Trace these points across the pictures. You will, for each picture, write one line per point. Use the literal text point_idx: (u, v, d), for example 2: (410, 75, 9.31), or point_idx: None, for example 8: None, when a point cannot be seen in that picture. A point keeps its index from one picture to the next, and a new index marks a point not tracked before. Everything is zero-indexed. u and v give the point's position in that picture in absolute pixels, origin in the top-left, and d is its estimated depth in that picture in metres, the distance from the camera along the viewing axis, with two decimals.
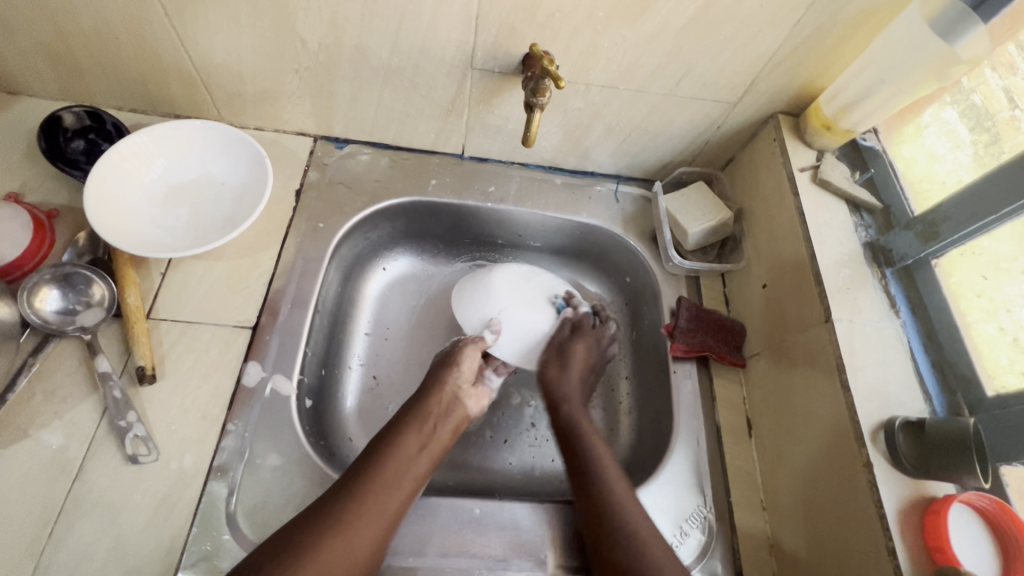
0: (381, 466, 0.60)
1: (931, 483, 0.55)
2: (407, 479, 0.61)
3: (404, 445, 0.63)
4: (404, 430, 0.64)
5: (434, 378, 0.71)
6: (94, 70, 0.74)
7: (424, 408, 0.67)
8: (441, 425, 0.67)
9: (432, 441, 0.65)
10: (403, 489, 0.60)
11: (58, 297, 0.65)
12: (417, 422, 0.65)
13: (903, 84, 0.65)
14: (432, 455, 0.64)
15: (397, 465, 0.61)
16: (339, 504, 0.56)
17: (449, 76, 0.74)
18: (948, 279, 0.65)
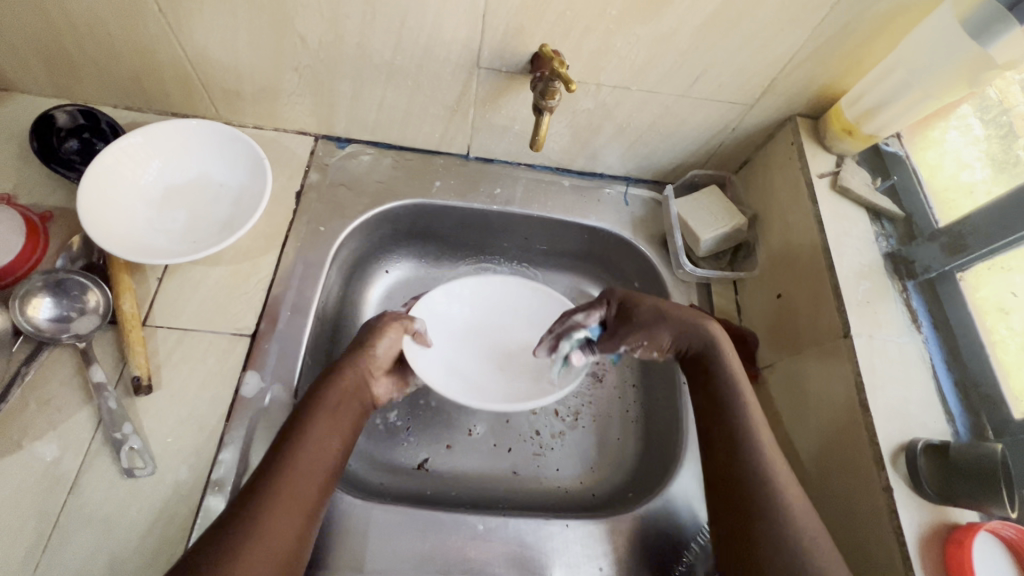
0: (291, 465, 0.53)
1: (953, 509, 0.53)
2: (318, 474, 0.54)
3: (313, 438, 0.56)
4: (312, 421, 0.57)
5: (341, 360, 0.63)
6: (87, 67, 0.71)
7: (331, 393, 0.60)
8: (350, 411, 0.60)
9: (342, 430, 0.59)
10: (315, 487, 0.54)
11: (50, 305, 0.63)
12: (327, 410, 0.58)
13: (931, 88, 0.62)
14: (341, 446, 0.58)
15: (309, 460, 0.54)
16: (253, 511, 0.49)
17: (455, 75, 0.71)
18: (973, 293, 0.62)
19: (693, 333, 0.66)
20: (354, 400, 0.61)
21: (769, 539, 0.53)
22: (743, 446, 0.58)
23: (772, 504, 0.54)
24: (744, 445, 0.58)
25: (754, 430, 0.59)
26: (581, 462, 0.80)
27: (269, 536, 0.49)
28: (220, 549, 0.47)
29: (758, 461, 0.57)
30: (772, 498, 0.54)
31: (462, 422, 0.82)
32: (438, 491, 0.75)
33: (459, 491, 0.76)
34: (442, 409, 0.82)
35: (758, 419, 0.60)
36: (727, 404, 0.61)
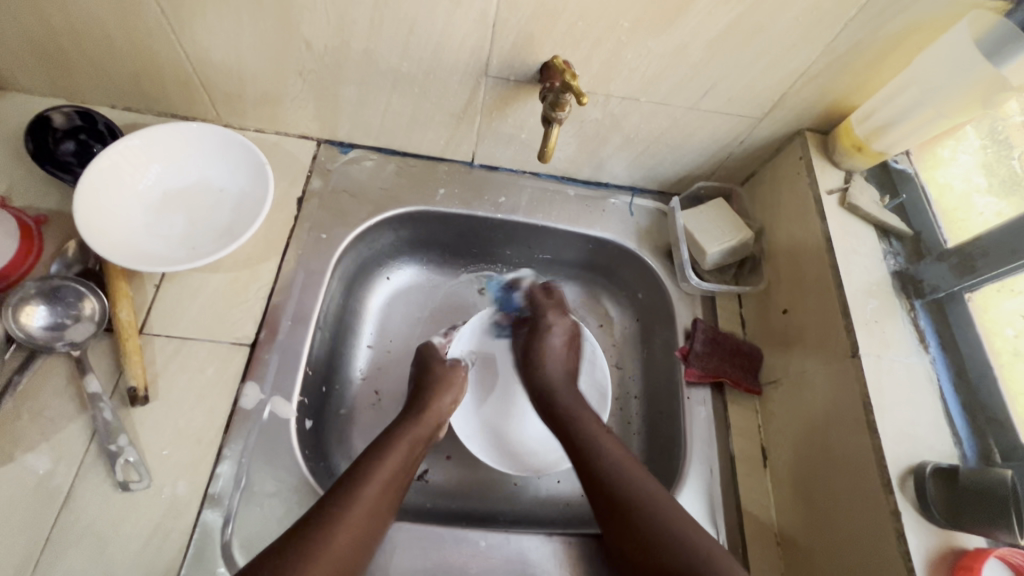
0: (361, 491, 0.57)
1: (961, 534, 0.53)
2: (385, 501, 0.59)
3: (389, 464, 0.62)
4: (388, 449, 0.63)
5: (421, 400, 0.71)
6: (86, 67, 0.70)
7: (407, 430, 0.67)
8: (419, 448, 0.67)
9: (410, 463, 0.64)
10: (380, 516, 0.58)
11: (45, 313, 0.62)
12: (403, 444, 0.65)
13: (943, 107, 0.62)
14: (406, 479, 0.63)
15: (381, 486, 0.59)
16: (325, 528, 0.53)
17: (462, 84, 0.70)
18: (982, 314, 0.63)
19: (564, 397, 0.74)
20: (423, 439, 0.68)
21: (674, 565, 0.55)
22: (617, 481, 0.62)
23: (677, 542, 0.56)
24: (617, 484, 0.61)
25: (628, 469, 0.63)
26: None
27: (332, 555, 0.52)
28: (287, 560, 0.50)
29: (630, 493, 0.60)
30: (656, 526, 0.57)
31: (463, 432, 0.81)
32: (438, 504, 0.74)
33: (458, 503, 0.75)
34: None
35: (648, 484, 0.61)
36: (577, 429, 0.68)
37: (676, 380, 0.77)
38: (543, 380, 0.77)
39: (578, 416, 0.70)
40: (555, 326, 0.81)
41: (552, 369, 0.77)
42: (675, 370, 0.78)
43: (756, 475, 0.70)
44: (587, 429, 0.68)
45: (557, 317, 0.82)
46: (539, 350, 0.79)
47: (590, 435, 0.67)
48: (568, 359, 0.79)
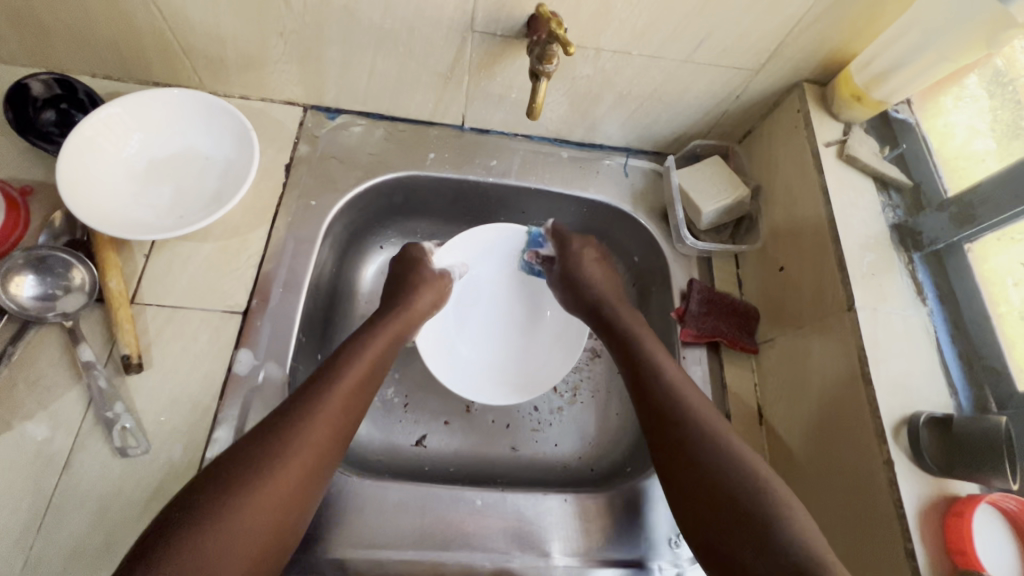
0: (327, 389, 0.58)
1: (954, 482, 0.53)
2: (354, 398, 0.59)
3: (360, 359, 0.62)
4: (358, 347, 0.63)
5: (402, 291, 0.72)
6: (61, 34, 0.68)
7: (384, 325, 0.68)
8: (393, 346, 0.67)
9: (383, 359, 0.65)
10: (348, 415, 0.58)
11: (34, 283, 0.61)
12: (372, 340, 0.65)
13: (947, 50, 0.59)
14: (380, 374, 0.64)
15: (351, 382, 0.60)
16: (292, 421, 0.54)
17: (448, 41, 0.68)
18: (982, 265, 0.62)
19: (622, 308, 0.74)
20: (400, 335, 0.68)
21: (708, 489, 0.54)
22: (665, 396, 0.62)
23: (725, 471, 0.55)
24: (668, 402, 0.61)
25: (682, 390, 0.62)
26: (579, 436, 0.80)
27: (302, 447, 0.53)
28: (253, 457, 0.51)
29: (683, 414, 0.60)
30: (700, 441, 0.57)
31: (460, 398, 0.81)
32: (436, 467, 0.75)
33: (456, 465, 0.76)
34: (439, 384, 0.81)
35: (697, 399, 0.61)
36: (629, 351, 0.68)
37: (673, 341, 0.77)
38: (596, 296, 0.76)
39: (641, 337, 0.69)
40: (584, 254, 0.79)
41: (616, 307, 0.74)
42: (671, 331, 0.77)
43: (751, 433, 0.70)
44: (648, 347, 0.67)
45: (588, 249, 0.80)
46: (584, 275, 0.77)
47: (654, 349, 0.67)
48: (614, 284, 0.79)
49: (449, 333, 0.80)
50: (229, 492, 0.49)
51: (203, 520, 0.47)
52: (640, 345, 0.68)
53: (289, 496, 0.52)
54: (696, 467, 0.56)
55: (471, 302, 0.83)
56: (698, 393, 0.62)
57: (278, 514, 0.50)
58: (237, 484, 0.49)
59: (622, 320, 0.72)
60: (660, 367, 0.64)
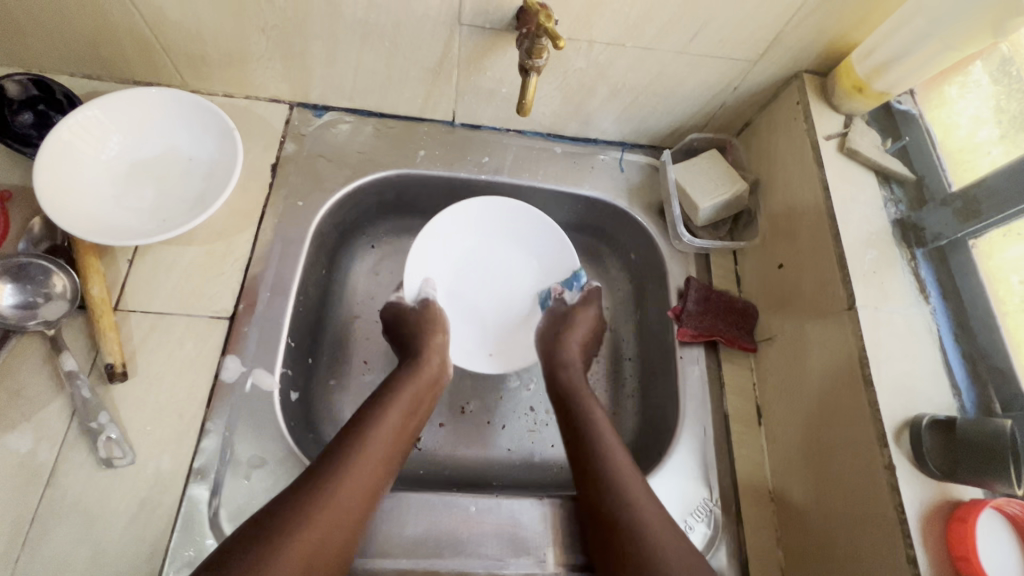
0: (359, 451, 0.57)
1: (957, 486, 0.52)
2: (388, 446, 0.59)
3: (390, 418, 0.61)
4: (392, 399, 0.63)
5: (418, 346, 0.70)
6: (36, 33, 0.66)
7: (413, 377, 0.67)
8: (427, 396, 0.67)
9: (413, 414, 0.64)
10: (377, 480, 0.57)
11: (13, 291, 0.60)
12: (406, 392, 0.65)
13: (952, 39, 0.57)
14: (409, 431, 0.63)
15: (385, 437, 0.60)
16: (331, 481, 0.54)
17: (435, 34, 0.65)
18: (986, 262, 0.60)
19: (579, 377, 0.71)
20: (428, 388, 0.68)
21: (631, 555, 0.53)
22: (601, 469, 0.60)
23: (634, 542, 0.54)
24: (595, 467, 0.60)
25: (606, 453, 0.61)
26: None
27: (332, 511, 0.52)
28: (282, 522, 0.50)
29: (608, 478, 0.59)
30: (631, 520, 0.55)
31: (454, 399, 0.80)
32: (431, 470, 0.74)
33: (451, 469, 0.75)
34: None
35: (632, 474, 0.59)
36: (575, 411, 0.66)
37: (670, 339, 0.75)
38: (559, 359, 0.72)
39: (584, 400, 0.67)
40: (582, 313, 0.76)
41: (574, 372, 0.71)
42: (668, 330, 0.76)
43: (750, 434, 0.69)
44: (595, 413, 0.66)
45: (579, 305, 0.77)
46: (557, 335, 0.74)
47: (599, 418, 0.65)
48: (585, 351, 0.75)
49: (451, 309, 0.79)
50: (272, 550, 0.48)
51: None
52: (580, 401, 0.68)
53: (328, 556, 0.51)
54: (613, 534, 0.55)
55: (470, 274, 0.81)
56: (626, 461, 0.61)
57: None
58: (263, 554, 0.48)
59: (565, 382, 0.70)
60: (597, 428, 0.64)
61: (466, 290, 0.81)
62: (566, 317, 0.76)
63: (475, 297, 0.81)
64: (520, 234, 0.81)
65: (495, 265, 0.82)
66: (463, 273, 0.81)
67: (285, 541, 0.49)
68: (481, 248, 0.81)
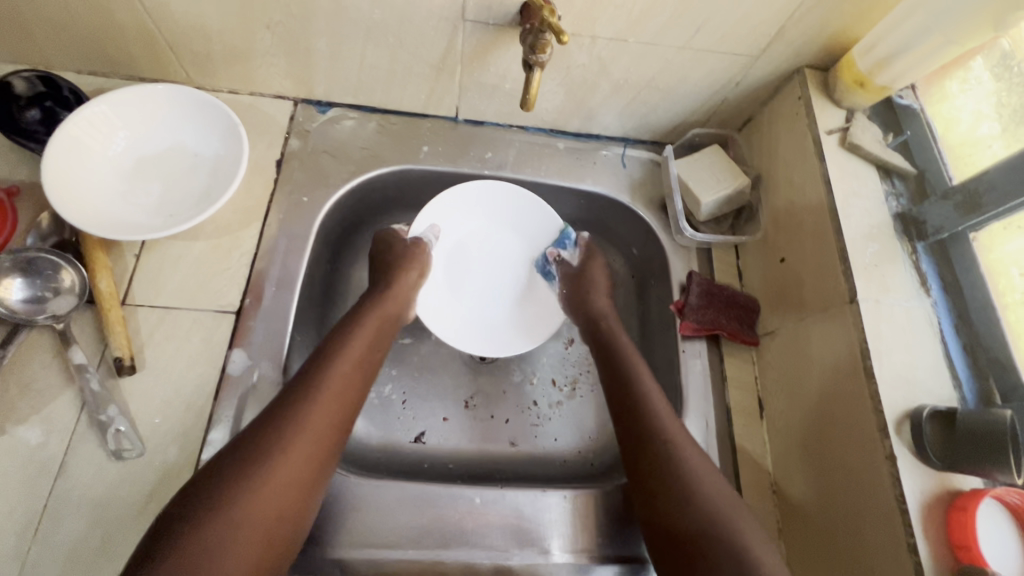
0: (315, 390, 0.56)
1: (957, 476, 0.53)
2: (349, 385, 0.59)
3: (347, 356, 0.61)
4: (348, 337, 0.62)
5: (386, 280, 0.70)
6: (42, 29, 0.66)
7: (369, 316, 0.66)
8: (384, 332, 0.66)
9: (372, 351, 0.63)
10: (340, 418, 0.57)
11: (22, 286, 0.60)
12: (362, 331, 0.64)
13: (953, 33, 0.57)
14: (371, 365, 0.63)
15: (344, 372, 0.59)
16: (286, 415, 0.54)
17: (439, 30, 0.66)
18: (987, 255, 0.60)
19: (616, 326, 0.73)
20: (384, 324, 0.67)
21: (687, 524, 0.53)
22: (657, 435, 0.59)
23: (689, 504, 0.54)
24: (656, 434, 0.59)
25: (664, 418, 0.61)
26: (579, 430, 0.80)
27: (297, 451, 0.52)
28: (242, 462, 0.50)
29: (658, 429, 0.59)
30: (682, 488, 0.55)
31: (458, 394, 0.81)
32: (436, 464, 0.75)
33: (455, 462, 0.76)
34: (436, 380, 0.81)
35: (689, 447, 0.58)
36: (635, 382, 0.64)
37: (672, 334, 0.76)
38: (595, 313, 0.74)
39: (619, 349, 0.69)
40: (598, 270, 0.79)
41: (612, 325, 0.73)
42: (671, 325, 0.76)
43: (751, 426, 0.70)
44: (637, 363, 0.67)
45: (599, 268, 0.79)
46: (587, 295, 0.76)
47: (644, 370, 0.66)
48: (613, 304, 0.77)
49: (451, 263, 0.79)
50: (235, 486, 0.49)
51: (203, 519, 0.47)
52: (621, 354, 0.69)
53: (292, 487, 0.51)
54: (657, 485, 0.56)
55: (469, 256, 0.81)
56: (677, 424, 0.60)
57: (286, 506, 0.51)
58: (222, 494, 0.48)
59: (616, 341, 0.70)
60: (638, 374, 0.65)
61: (467, 259, 0.81)
62: (591, 278, 0.78)
63: (475, 270, 0.80)
64: (535, 224, 0.80)
65: (493, 247, 0.81)
66: (476, 240, 0.81)
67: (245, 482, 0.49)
68: (503, 228, 0.82)
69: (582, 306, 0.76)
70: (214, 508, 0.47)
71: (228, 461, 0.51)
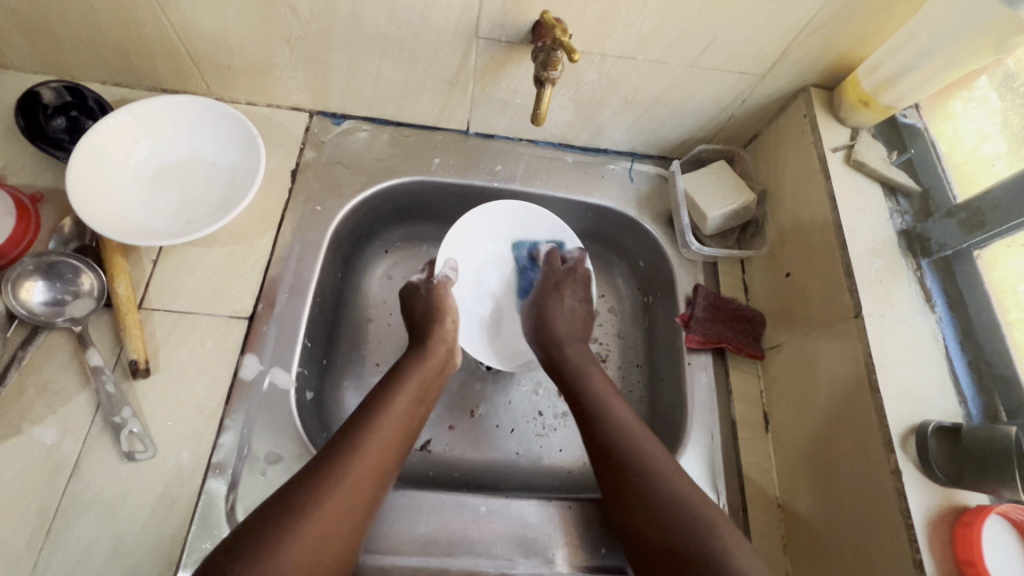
0: (369, 435, 0.58)
1: (963, 492, 0.53)
2: (400, 429, 0.61)
3: (401, 401, 0.63)
4: (404, 382, 0.65)
5: (425, 334, 0.72)
6: (70, 42, 0.69)
7: (422, 361, 0.68)
8: (433, 383, 0.69)
9: (424, 395, 0.66)
10: (390, 459, 0.59)
11: (43, 289, 0.62)
12: (414, 378, 0.66)
13: (955, 55, 0.59)
14: (420, 411, 0.66)
15: (396, 419, 0.62)
16: (343, 460, 0.56)
17: (453, 46, 0.68)
18: (992, 273, 0.61)
19: (572, 348, 0.74)
20: (437, 370, 0.69)
21: (645, 505, 0.55)
22: (619, 447, 0.60)
23: (647, 485, 0.56)
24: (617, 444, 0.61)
25: (629, 426, 0.62)
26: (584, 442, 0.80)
27: (349, 490, 0.54)
28: (298, 501, 0.52)
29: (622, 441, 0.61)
30: (639, 472, 0.57)
31: (464, 403, 0.81)
32: (441, 472, 0.75)
33: (460, 471, 0.76)
34: (442, 389, 0.82)
35: (651, 448, 0.60)
36: (597, 403, 0.65)
37: (678, 346, 0.76)
38: (556, 335, 0.75)
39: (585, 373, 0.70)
40: (569, 291, 0.79)
41: (571, 350, 0.73)
42: (677, 337, 0.77)
43: (757, 440, 0.70)
44: (614, 404, 0.65)
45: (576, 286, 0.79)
46: (552, 306, 0.78)
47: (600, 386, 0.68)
48: (575, 322, 0.77)
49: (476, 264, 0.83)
50: (291, 525, 0.50)
51: (263, 551, 0.48)
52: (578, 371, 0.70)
53: (344, 528, 0.53)
54: (642, 504, 0.56)
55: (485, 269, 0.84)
56: (638, 426, 0.62)
57: (332, 546, 0.52)
58: (281, 527, 0.50)
59: (573, 360, 0.72)
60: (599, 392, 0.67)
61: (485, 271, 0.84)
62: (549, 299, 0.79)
63: (493, 278, 0.84)
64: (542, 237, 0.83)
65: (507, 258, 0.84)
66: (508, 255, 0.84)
67: (301, 516, 0.51)
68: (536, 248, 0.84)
69: (544, 331, 0.76)
70: (272, 546, 0.48)
71: (286, 498, 0.52)
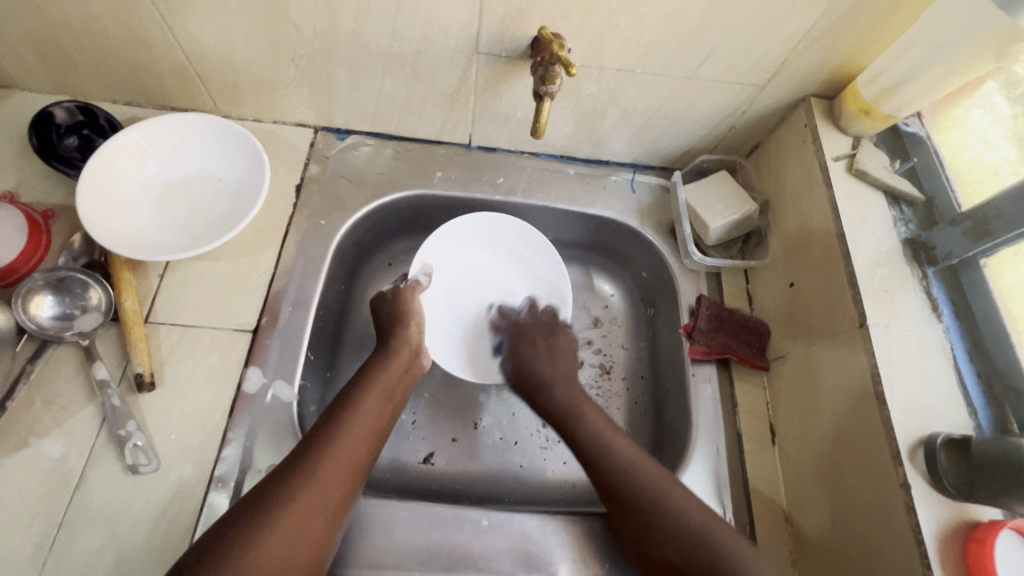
0: (338, 434, 0.58)
1: (975, 507, 0.52)
2: (369, 431, 0.61)
3: (369, 401, 0.63)
4: (371, 383, 0.64)
5: (389, 335, 0.70)
6: (82, 63, 0.71)
7: (388, 360, 0.68)
8: (401, 382, 0.68)
9: (392, 394, 0.66)
10: (359, 457, 0.59)
11: (53, 303, 0.63)
12: (382, 378, 0.65)
13: (954, 63, 0.59)
14: (390, 410, 0.65)
15: (364, 421, 0.61)
16: (309, 462, 0.55)
17: (454, 62, 0.69)
18: (998, 281, 0.60)
19: (561, 380, 0.71)
20: (407, 368, 0.69)
21: (666, 542, 0.56)
22: (591, 447, 0.63)
23: (648, 506, 0.57)
24: (595, 453, 0.63)
25: (613, 440, 0.63)
26: None
27: (317, 490, 0.54)
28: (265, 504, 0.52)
29: (619, 466, 0.61)
30: (641, 493, 0.58)
31: (467, 415, 0.81)
32: (444, 485, 0.75)
33: (463, 484, 0.76)
34: (446, 401, 0.81)
35: (653, 469, 0.60)
36: (573, 413, 0.67)
37: (682, 357, 0.76)
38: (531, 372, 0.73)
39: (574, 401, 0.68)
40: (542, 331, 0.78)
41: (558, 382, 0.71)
42: (680, 348, 0.76)
43: (763, 453, 0.69)
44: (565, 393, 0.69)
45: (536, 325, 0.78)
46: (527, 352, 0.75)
47: (594, 417, 0.66)
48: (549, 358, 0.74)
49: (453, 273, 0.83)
50: (255, 528, 0.50)
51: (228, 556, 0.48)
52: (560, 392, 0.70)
53: (314, 527, 0.53)
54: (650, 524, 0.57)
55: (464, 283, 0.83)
56: (623, 437, 0.64)
57: (301, 549, 0.52)
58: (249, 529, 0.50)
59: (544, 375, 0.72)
60: (588, 418, 0.66)
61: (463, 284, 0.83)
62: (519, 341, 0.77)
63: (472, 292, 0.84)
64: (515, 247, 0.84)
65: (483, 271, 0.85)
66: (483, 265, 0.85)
67: (270, 519, 0.51)
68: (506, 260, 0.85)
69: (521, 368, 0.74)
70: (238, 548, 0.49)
71: (254, 503, 0.52)
